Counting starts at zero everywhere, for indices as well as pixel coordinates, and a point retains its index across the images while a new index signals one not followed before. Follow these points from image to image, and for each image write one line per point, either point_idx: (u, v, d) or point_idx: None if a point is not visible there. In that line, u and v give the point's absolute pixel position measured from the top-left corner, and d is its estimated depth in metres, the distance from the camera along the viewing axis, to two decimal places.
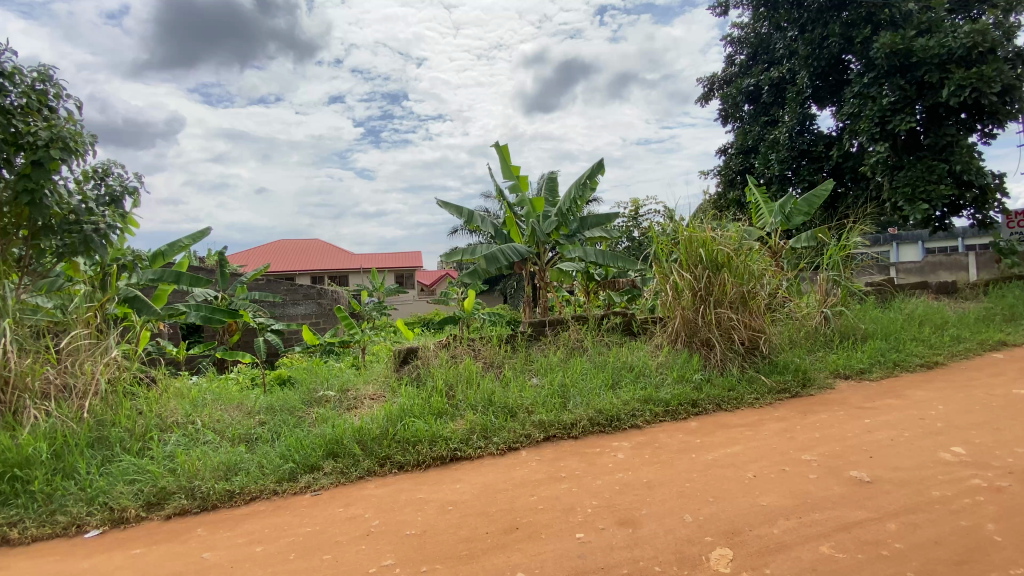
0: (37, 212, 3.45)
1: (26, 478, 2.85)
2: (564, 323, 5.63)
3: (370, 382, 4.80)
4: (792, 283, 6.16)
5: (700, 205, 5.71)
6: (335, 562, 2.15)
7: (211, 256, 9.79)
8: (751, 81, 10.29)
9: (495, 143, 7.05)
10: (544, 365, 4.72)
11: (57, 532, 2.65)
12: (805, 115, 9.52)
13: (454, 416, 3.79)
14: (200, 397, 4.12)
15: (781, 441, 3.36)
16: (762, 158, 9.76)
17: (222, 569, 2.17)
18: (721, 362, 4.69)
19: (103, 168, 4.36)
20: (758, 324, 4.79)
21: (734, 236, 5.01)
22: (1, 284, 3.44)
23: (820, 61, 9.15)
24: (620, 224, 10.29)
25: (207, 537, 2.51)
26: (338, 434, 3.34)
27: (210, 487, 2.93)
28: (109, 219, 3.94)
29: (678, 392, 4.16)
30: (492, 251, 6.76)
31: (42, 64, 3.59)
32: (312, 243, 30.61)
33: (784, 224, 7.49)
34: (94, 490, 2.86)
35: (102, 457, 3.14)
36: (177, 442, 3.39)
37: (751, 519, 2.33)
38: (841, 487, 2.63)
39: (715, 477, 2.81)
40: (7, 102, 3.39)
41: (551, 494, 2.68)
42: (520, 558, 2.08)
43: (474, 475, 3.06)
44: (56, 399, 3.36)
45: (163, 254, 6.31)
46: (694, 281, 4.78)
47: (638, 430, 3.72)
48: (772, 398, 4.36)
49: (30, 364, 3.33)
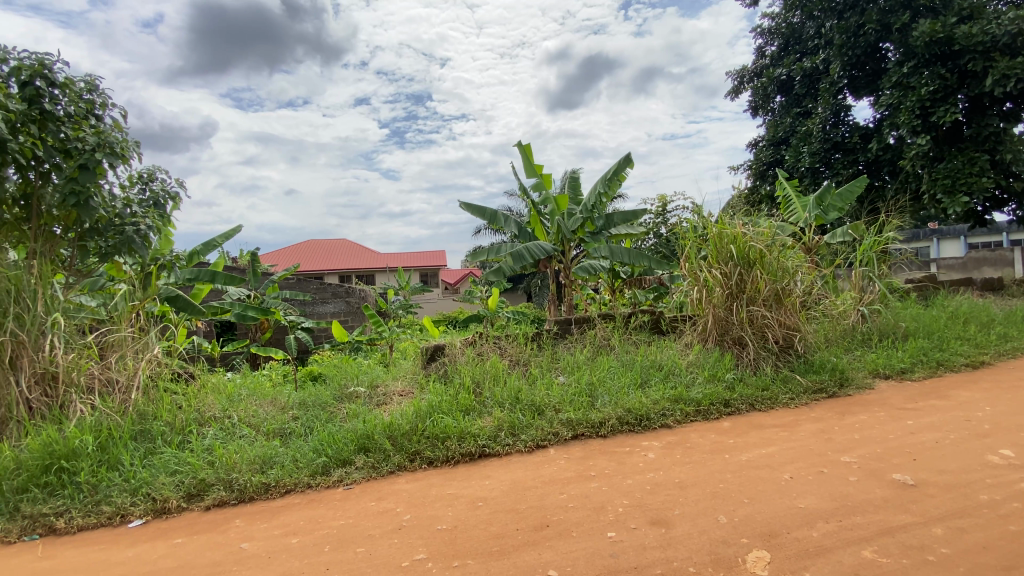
0: (83, 213, 3.58)
1: (72, 469, 2.96)
2: (590, 321, 5.59)
3: (398, 378, 4.87)
4: (827, 280, 5.98)
5: (731, 200, 5.59)
6: (369, 555, 2.18)
7: (244, 256, 10.07)
8: (782, 72, 9.99)
9: (518, 142, 7.05)
10: (570, 364, 4.67)
11: (102, 522, 2.75)
12: (840, 105, 9.19)
13: (481, 413, 3.80)
14: (236, 393, 4.24)
15: (818, 442, 3.26)
16: (794, 151, 9.48)
17: (260, 560, 2.22)
18: (754, 361, 4.57)
19: (147, 173, 4.55)
20: (793, 323, 4.68)
21: (767, 232, 4.89)
22: (51, 283, 3.60)
23: (856, 49, 8.84)
24: (647, 221, 10.15)
25: (245, 528, 2.58)
26: (369, 430, 3.39)
27: (247, 480, 3.01)
28: (148, 221, 4.14)
29: (709, 391, 4.07)
30: (517, 249, 6.73)
31: (90, 75, 3.75)
32: (340, 243, 31.21)
33: (819, 219, 7.26)
34: (138, 481, 2.97)
35: (145, 449, 3.26)
36: (215, 436, 3.49)
37: (788, 522, 2.26)
38: (883, 490, 2.53)
39: (750, 478, 2.74)
40: (58, 109, 3.56)
41: (580, 493, 2.66)
42: (551, 556, 2.07)
43: (502, 472, 3.06)
44: (101, 394, 3.51)
45: (197, 254, 6.51)
46: (725, 278, 4.68)
47: (669, 430, 3.66)
48: (808, 398, 4.22)
49: (75, 360, 3.49)
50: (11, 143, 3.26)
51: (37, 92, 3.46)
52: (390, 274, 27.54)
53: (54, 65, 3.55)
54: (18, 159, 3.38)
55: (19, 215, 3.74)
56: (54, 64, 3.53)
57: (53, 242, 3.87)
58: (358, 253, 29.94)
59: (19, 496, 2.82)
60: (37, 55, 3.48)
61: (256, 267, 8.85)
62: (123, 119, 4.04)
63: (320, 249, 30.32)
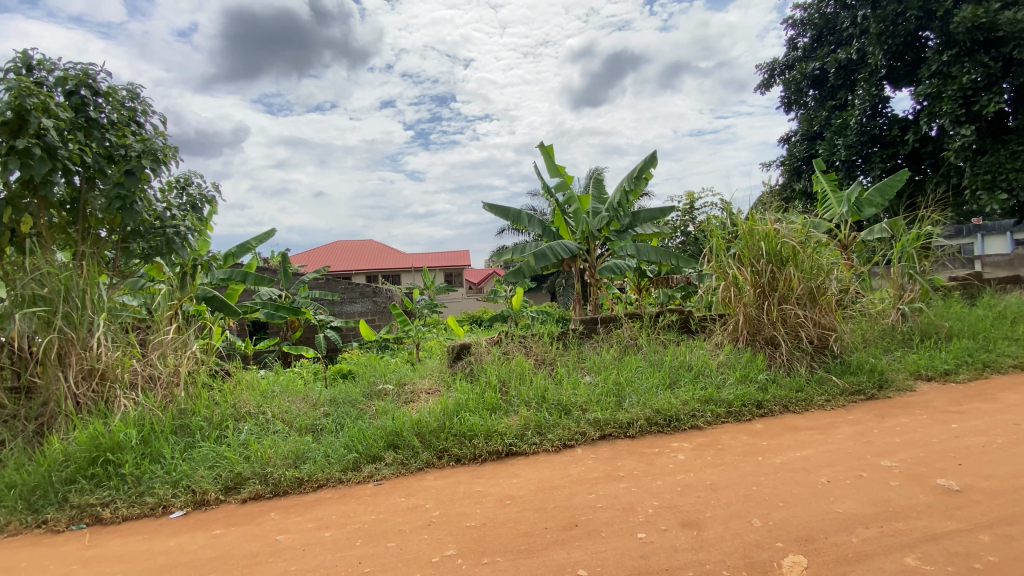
0: (128, 216, 3.73)
1: (117, 461, 3.08)
2: (617, 321, 5.52)
3: (425, 377, 4.91)
4: (864, 278, 5.77)
5: (762, 196, 5.45)
6: (399, 550, 2.21)
7: (275, 257, 10.34)
8: (815, 65, 9.69)
9: (541, 142, 7.04)
10: (597, 363, 4.62)
11: (146, 512, 2.87)
12: (879, 97, 8.84)
13: (508, 412, 3.81)
14: (270, 389, 4.35)
15: (857, 445, 3.14)
16: (828, 145, 9.20)
17: (294, 553, 2.28)
18: (788, 362, 4.45)
19: (185, 178, 4.73)
20: (829, 322, 4.54)
21: (800, 228, 4.76)
22: (98, 284, 3.75)
23: (895, 38, 8.49)
24: (675, 218, 9.98)
25: (280, 521, 2.64)
26: (398, 427, 3.44)
27: (281, 474, 3.08)
28: (187, 224, 4.36)
29: (741, 392, 3.99)
30: (540, 248, 6.69)
31: (132, 84, 3.92)
32: (366, 245, 31.75)
33: (854, 215, 7.01)
34: (179, 474, 3.08)
35: (185, 443, 3.37)
36: (250, 431, 3.60)
37: (825, 526, 2.19)
38: (927, 495, 2.42)
39: (785, 481, 2.67)
40: (103, 117, 3.74)
41: (609, 493, 2.64)
42: (581, 555, 2.06)
43: (529, 470, 3.06)
44: (143, 389, 3.66)
45: (232, 255, 6.71)
46: (756, 275, 4.58)
47: (699, 431, 3.59)
48: (845, 400, 4.08)
49: (119, 357, 3.63)
50: (62, 150, 3.42)
51: (83, 101, 3.63)
52: (415, 274, 27.87)
53: (98, 75, 3.72)
54: (70, 165, 3.55)
55: (66, 220, 3.91)
56: (98, 74, 3.70)
57: (99, 244, 4.04)
58: (384, 253, 30.40)
59: (68, 487, 2.96)
60: (82, 65, 3.66)
61: (287, 267, 9.06)
62: (162, 125, 4.21)
63: (347, 249, 30.88)
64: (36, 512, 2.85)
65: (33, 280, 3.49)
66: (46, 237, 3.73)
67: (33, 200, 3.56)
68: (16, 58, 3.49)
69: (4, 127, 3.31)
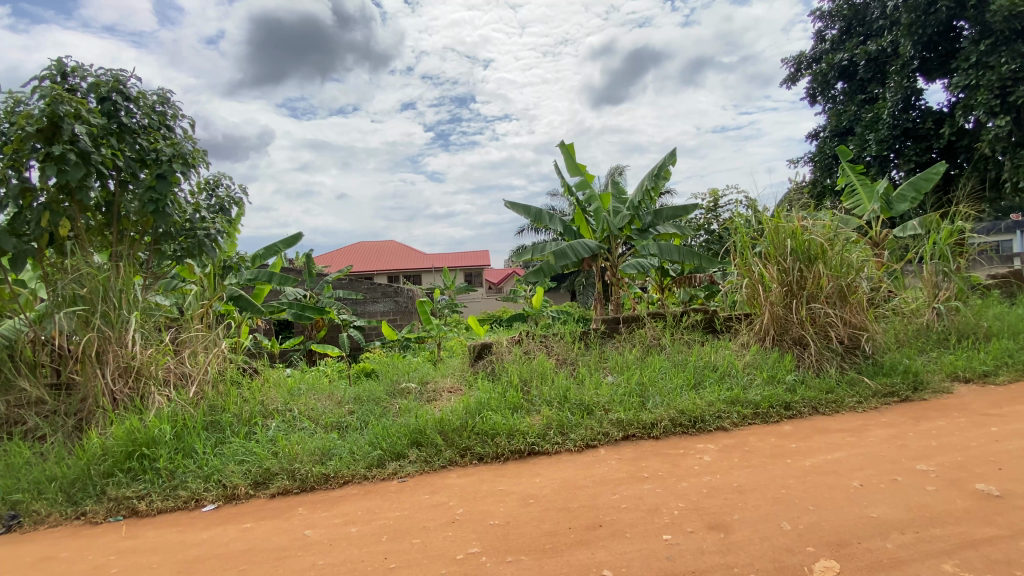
0: (160, 219, 3.87)
1: (151, 456, 3.18)
2: (639, 320, 5.45)
3: (447, 375, 4.95)
4: (895, 276, 5.59)
5: (789, 193, 5.31)
6: (424, 547, 2.23)
7: (300, 258, 10.54)
8: (843, 57, 9.41)
9: (562, 141, 7.01)
10: (619, 363, 4.57)
11: (179, 505, 2.95)
12: (912, 89, 8.55)
13: (530, 411, 3.81)
14: (296, 387, 4.44)
15: (891, 448, 3.05)
16: (858, 140, 8.93)
17: (322, 547, 2.32)
18: (817, 362, 4.33)
19: (214, 180, 4.88)
20: (860, 321, 4.41)
21: (828, 225, 4.64)
22: (132, 284, 3.88)
23: (926, 29, 8.21)
24: (698, 217, 9.81)
25: (308, 515, 2.69)
26: (421, 425, 3.47)
27: (309, 470, 3.14)
28: (216, 226, 4.52)
29: (769, 393, 3.90)
30: (561, 247, 6.65)
31: (162, 89, 4.05)
32: (388, 245, 32.19)
33: (884, 212, 6.79)
34: (210, 469, 3.17)
35: (215, 439, 3.47)
36: (278, 428, 3.68)
37: (858, 531, 2.13)
38: (965, 501, 2.33)
39: (815, 484, 2.60)
40: (133, 122, 3.85)
41: (634, 494, 2.61)
42: (605, 555, 2.04)
43: (552, 470, 3.05)
44: (175, 386, 3.78)
45: (259, 257, 6.87)
46: (783, 273, 4.48)
47: (725, 433, 3.53)
48: (878, 402, 3.95)
49: (153, 354, 3.75)
50: (95, 155, 3.55)
51: (115, 107, 3.77)
52: (435, 274, 28.08)
53: (128, 81, 3.85)
54: (103, 170, 3.68)
55: (102, 222, 4.04)
56: (129, 80, 3.84)
57: (133, 246, 4.18)
58: (405, 254, 30.72)
59: (106, 480, 3.06)
60: (114, 72, 3.80)
61: (312, 267, 9.22)
62: (192, 128, 4.33)
63: (369, 250, 31.30)
64: (75, 504, 2.96)
65: (73, 280, 3.65)
66: (83, 240, 3.86)
67: (70, 204, 3.69)
68: (51, 66, 3.63)
69: (39, 134, 3.44)
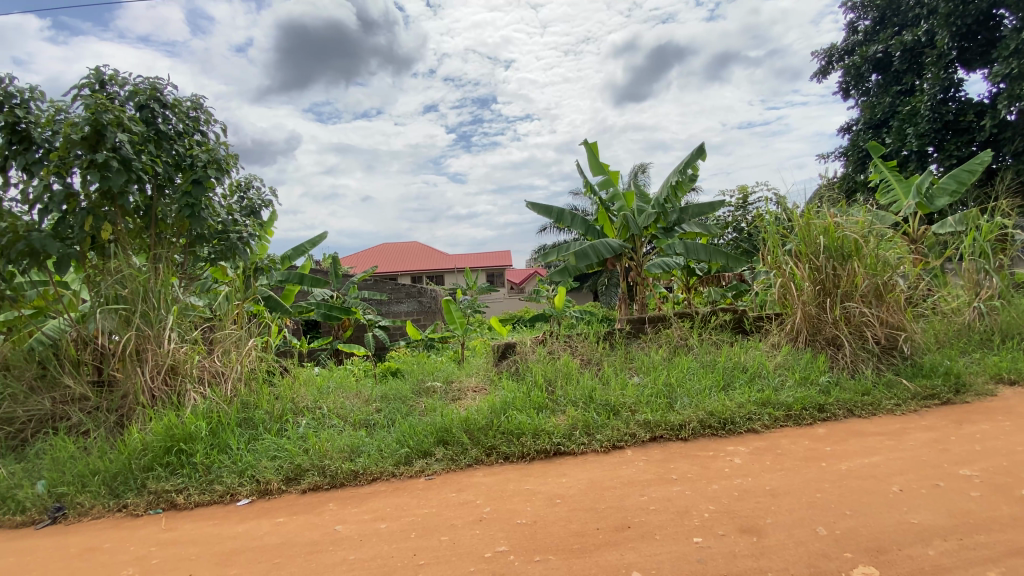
0: (196, 223, 4.01)
1: (188, 451, 3.28)
2: (665, 320, 5.37)
3: (472, 374, 4.98)
4: (933, 274, 5.38)
5: (820, 187, 5.17)
6: (452, 544, 2.24)
7: (327, 259, 10.73)
8: (877, 48, 9.12)
9: (585, 139, 6.97)
10: (645, 364, 4.51)
11: (216, 499, 3.05)
12: (951, 80, 8.25)
13: (555, 411, 3.79)
14: (325, 385, 4.54)
15: (932, 452, 2.93)
16: (896, 133, 8.67)
17: (352, 542, 2.36)
18: (852, 363, 4.19)
19: (246, 182, 5.03)
20: (898, 321, 4.26)
21: (862, 221, 4.52)
22: (170, 284, 4.01)
23: (965, 18, 7.96)
24: (725, 214, 9.62)
25: (338, 511, 2.74)
26: (447, 424, 3.50)
27: (339, 467, 3.20)
28: (248, 229, 4.68)
29: (802, 395, 3.80)
30: (584, 246, 6.51)
31: (195, 94, 4.19)
32: (411, 246, 32.61)
33: (923, 208, 6.54)
34: (244, 464, 3.25)
35: (249, 435, 3.56)
36: (308, 425, 3.76)
37: (897, 537, 2.06)
38: (1012, 507, 2.22)
39: (852, 489, 2.52)
40: (169, 128, 4.03)
41: (662, 496, 2.58)
42: (635, 557, 2.02)
43: (579, 470, 3.04)
44: (210, 383, 3.88)
45: (286, 257, 7.05)
46: (815, 272, 4.38)
47: (756, 435, 3.45)
48: (918, 404, 3.79)
49: (188, 352, 3.86)
50: (135, 162, 3.68)
51: (152, 114, 3.93)
52: (458, 275, 28.26)
53: (164, 88, 4.00)
54: (142, 175, 3.83)
55: (140, 226, 4.19)
56: (166, 88, 3.99)
57: (170, 248, 4.31)
58: (427, 254, 31.06)
59: (146, 473, 3.17)
60: (151, 80, 3.95)
61: (337, 268, 9.39)
62: (223, 133, 4.48)
63: (393, 250, 31.73)
64: (117, 497, 3.08)
65: (115, 281, 3.82)
66: (124, 242, 4.01)
67: (112, 209, 3.84)
68: (90, 75, 3.79)
69: (83, 142, 3.58)
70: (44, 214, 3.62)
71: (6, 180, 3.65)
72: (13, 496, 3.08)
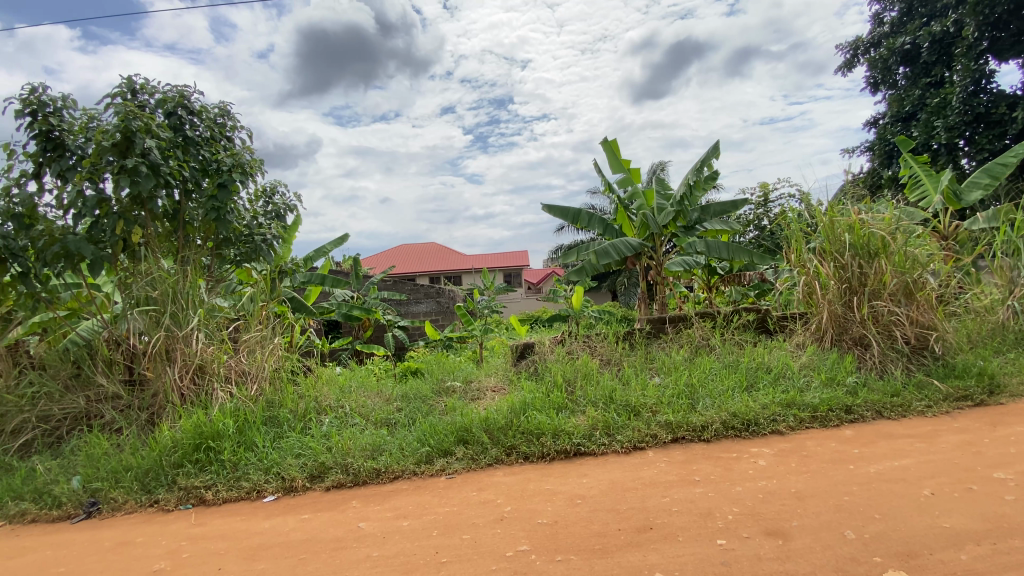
0: (222, 226, 4.13)
1: (216, 449, 3.37)
2: (687, 320, 5.30)
3: (491, 374, 5.00)
4: (966, 271, 5.21)
5: (846, 184, 5.06)
6: (474, 543, 2.26)
7: (347, 259, 10.87)
8: (905, 40, 8.89)
9: (604, 138, 6.94)
10: (666, 364, 4.46)
11: (243, 495, 3.12)
12: (982, 71, 7.99)
13: (575, 411, 3.79)
14: (348, 385, 4.62)
15: (965, 455, 2.83)
16: (923, 127, 8.44)
17: (376, 539, 2.39)
18: (880, 364, 4.09)
19: (270, 188, 5.14)
20: (929, 320, 4.14)
21: (889, 217, 4.41)
22: (198, 285, 4.12)
23: (996, 7, 7.70)
24: (747, 212, 9.48)
25: (361, 509, 2.78)
26: (467, 423, 3.53)
27: (361, 465, 3.25)
28: (272, 231, 4.80)
29: (828, 396, 3.72)
30: (603, 246, 6.47)
31: (222, 102, 4.30)
32: (429, 246, 32.86)
33: (951, 203, 6.32)
34: (270, 461, 3.33)
35: (274, 433, 3.64)
36: (331, 423, 3.83)
37: (928, 541, 2.00)
38: None
39: (881, 492, 2.46)
40: (197, 134, 4.14)
41: (685, 497, 2.55)
42: (657, 558, 2.01)
43: (600, 471, 3.03)
44: (236, 382, 3.97)
45: (309, 258, 7.18)
46: (840, 270, 4.30)
47: (781, 437, 3.39)
48: (950, 406, 3.68)
49: (215, 352, 3.96)
50: (163, 167, 3.79)
51: (180, 120, 4.04)
52: (475, 275, 28.36)
53: (192, 95, 4.11)
54: (170, 180, 3.94)
55: (169, 229, 4.33)
56: (193, 95, 4.11)
57: (197, 251, 4.43)
58: (446, 255, 31.25)
59: (176, 470, 3.26)
60: (180, 87, 4.07)
61: (358, 269, 9.52)
62: (248, 139, 4.58)
63: (412, 251, 32.01)
64: (148, 493, 3.17)
65: (146, 283, 3.96)
66: (153, 245, 4.12)
67: (142, 213, 3.96)
68: (122, 84, 3.92)
69: (114, 148, 3.70)
70: (78, 218, 3.75)
71: (42, 186, 3.79)
72: (50, 491, 3.19)
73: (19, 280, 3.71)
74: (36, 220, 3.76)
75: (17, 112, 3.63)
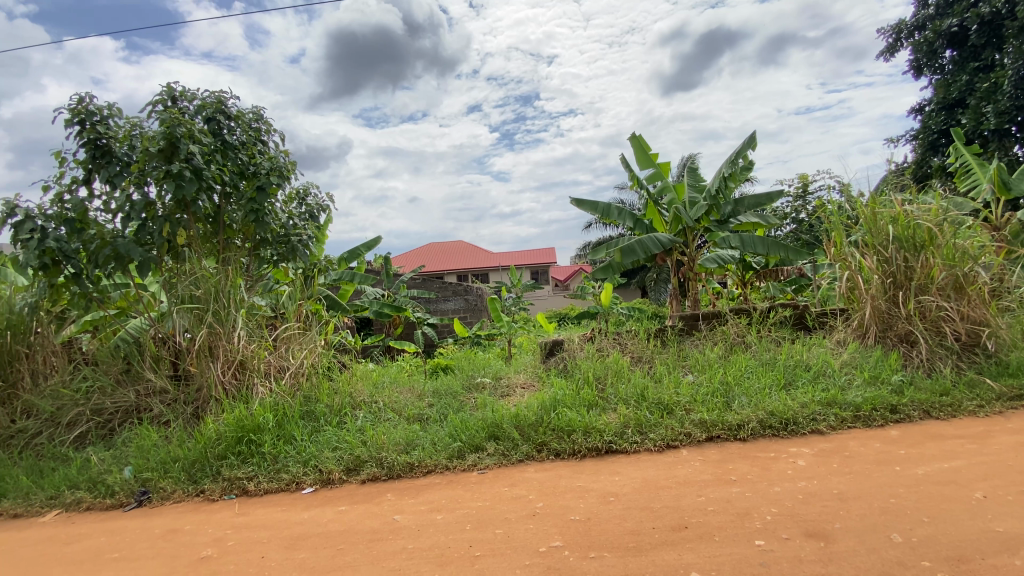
0: (261, 227, 4.28)
1: (257, 441, 3.49)
2: (721, 317, 5.19)
3: (520, 372, 5.01)
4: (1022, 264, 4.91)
5: (889, 174, 4.85)
6: (507, 537, 2.27)
7: (380, 259, 11.02)
8: (951, 22, 8.44)
9: (631, 134, 6.88)
10: (700, 361, 4.38)
11: (283, 487, 3.23)
12: None
13: (605, 409, 3.76)
14: (381, 380, 4.70)
15: (1022, 458, 2.68)
16: (972, 112, 8.01)
17: (410, 532, 2.44)
18: (928, 362, 3.91)
19: (303, 189, 5.29)
20: (980, 316, 3.93)
21: (936, 208, 4.20)
22: (239, 284, 4.27)
23: None
24: (784, 205, 9.19)
25: (396, 502, 2.84)
26: (498, 419, 3.55)
27: (395, 459, 3.31)
28: (307, 232, 4.94)
29: (871, 395, 3.58)
30: (630, 242, 6.36)
31: (257, 106, 4.44)
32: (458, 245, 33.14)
33: (1002, 192, 5.96)
34: (308, 455, 3.43)
35: (312, 427, 3.75)
36: (365, 418, 3.92)
37: (980, 546, 1.91)
38: None
39: (930, 494, 2.35)
40: (234, 139, 4.31)
41: (721, 497, 2.51)
42: (693, 558, 1.98)
43: (632, 469, 3.00)
44: (275, 377, 4.11)
45: (342, 258, 7.34)
46: (884, 264, 4.13)
47: (822, 437, 3.28)
48: (1004, 406, 3.49)
49: (256, 349, 4.11)
50: (206, 171, 3.96)
51: (219, 126, 4.20)
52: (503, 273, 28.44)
53: (229, 101, 4.26)
54: (212, 184, 4.11)
55: (210, 231, 4.50)
56: (231, 101, 4.27)
57: (237, 252, 4.60)
58: (474, 253, 31.42)
59: (220, 461, 3.40)
60: (218, 93, 4.22)
61: (389, 268, 9.66)
62: (282, 142, 4.72)
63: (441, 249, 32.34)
64: (195, 483, 3.32)
65: (190, 283, 4.13)
66: (195, 246, 4.29)
67: (185, 216, 4.14)
68: (164, 92, 4.10)
69: (160, 154, 3.88)
70: (126, 222, 3.95)
71: (91, 191, 3.99)
72: (104, 480, 3.38)
73: (73, 281, 3.92)
74: (87, 224, 3.96)
75: (67, 121, 3.83)
